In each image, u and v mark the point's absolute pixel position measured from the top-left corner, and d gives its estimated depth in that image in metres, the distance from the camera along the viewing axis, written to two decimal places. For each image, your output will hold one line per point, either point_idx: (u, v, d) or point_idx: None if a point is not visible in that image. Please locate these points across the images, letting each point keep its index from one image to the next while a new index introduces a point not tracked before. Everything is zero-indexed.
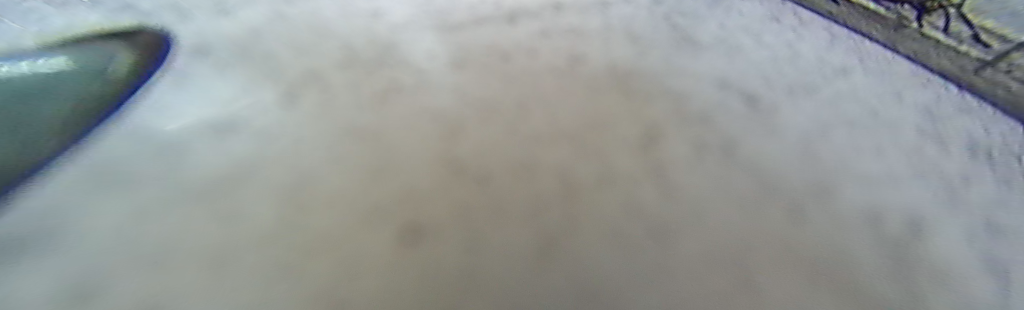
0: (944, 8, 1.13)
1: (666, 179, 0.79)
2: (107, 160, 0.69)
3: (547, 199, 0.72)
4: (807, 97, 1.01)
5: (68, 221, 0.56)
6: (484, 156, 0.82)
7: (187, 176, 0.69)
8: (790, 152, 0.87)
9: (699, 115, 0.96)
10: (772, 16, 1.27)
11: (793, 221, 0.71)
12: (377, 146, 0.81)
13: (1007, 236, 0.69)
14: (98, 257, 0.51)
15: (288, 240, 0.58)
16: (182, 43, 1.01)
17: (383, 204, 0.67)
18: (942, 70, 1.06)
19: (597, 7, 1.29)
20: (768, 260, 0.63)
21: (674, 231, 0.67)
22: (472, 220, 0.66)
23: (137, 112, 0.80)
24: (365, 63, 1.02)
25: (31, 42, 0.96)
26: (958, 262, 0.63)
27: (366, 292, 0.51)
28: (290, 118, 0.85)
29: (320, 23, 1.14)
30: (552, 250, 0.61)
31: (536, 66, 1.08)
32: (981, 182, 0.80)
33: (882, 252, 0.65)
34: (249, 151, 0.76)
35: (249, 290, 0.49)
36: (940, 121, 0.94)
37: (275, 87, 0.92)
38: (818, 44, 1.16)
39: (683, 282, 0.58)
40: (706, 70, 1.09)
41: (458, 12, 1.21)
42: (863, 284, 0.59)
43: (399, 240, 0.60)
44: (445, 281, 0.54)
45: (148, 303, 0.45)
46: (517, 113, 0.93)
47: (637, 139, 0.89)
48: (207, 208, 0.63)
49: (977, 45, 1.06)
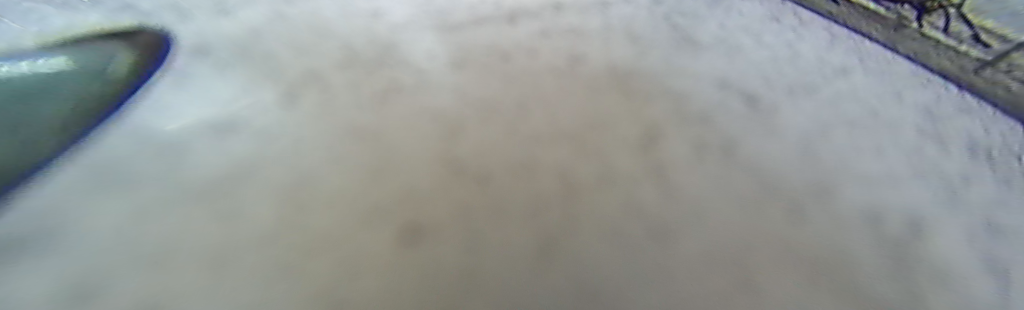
0: (944, 8, 1.14)
1: (665, 179, 0.79)
2: (106, 160, 0.69)
3: (547, 200, 0.72)
4: (807, 97, 1.01)
5: (66, 221, 0.56)
6: (483, 156, 0.82)
7: (187, 176, 0.69)
8: (790, 152, 0.87)
9: (698, 115, 0.96)
10: (772, 16, 1.27)
11: (793, 221, 0.71)
12: (377, 146, 0.81)
13: (1007, 236, 0.69)
14: (97, 257, 0.51)
15: (288, 240, 0.58)
16: (182, 43, 1.01)
17: (383, 204, 0.67)
18: (942, 70, 1.05)
19: (597, 7, 1.29)
20: (768, 261, 0.63)
21: (673, 231, 0.67)
22: (472, 220, 0.66)
23: (136, 112, 0.80)
24: (365, 63, 1.02)
25: (31, 42, 0.96)
26: (958, 262, 0.63)
27: (366, 292, 0.51)
28: (289, 118, 0.85)
29: (320, 23, 1.14)
30: (552, 250, 0.61)
31: (536, 66, 1.08)
32: (982, 183, 0.80)
33: (883, 253, 0.65)
34: (249, 151, 0.76)
35: (249, 289, 0.49)
36: (940, 122, 0.94)
37: (275, 86, 0.92)
38: (818, 44, 1.16)
39: (683, 282, 0.58)
40: (706, 70, 1.09)
41: (458, 12, 1.21)
42: (862, 284, 0.59)
43: (399, 240, 0.60)
44: (444, 281, 0.54)
45: (149, 302, 0.45)
46: (517, 113, 0.93)
47: (637, 139, 0.89)
48: (206, 208, 0.63)
49: (977, 45, 1.07)
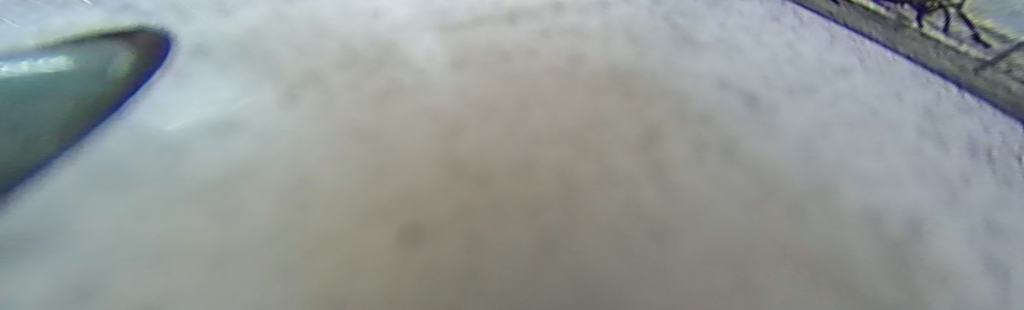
0: (944, 8, 1.12)
1: (665, 179, 0.80)
2: (106, 160, 0.69)
3: (547, 199, 0.72)
4: (807, 97, 1.01)
5: (65, 221, 0.56)
6: (483, 156, 0.82)
7: (187, 176, 0.69)
8: (790, 152, 0.87)
9: (699, 115, 0.96)
10: (773, 16, 1.27)
11: (792, 221, 0.71)
12: (377, 145, 0.81)
13: (1008, 236, 0.70)
14: (97, 259, 0.51)
15: (288, 239, 0.58)
16: (182, 42, 1.01)
17: (383, 203, 0.68)
18: (941, 70, 1.07)
19: (597, 7, 1.28)
20: (768, 260, 0.63)
21: (673, 231, 0.68)
22: (472, 221, 0.66)
23: (137, 112, 0.80)
24: (365, 63, 1.02)
25: (31, 42, 0.96)
26: (957, 262, 0.64)
27: (366, 292, 0.51)
28: (289, 118, 0.84)
29: (320, 23, 1.14)
30: (553, 250, 0.61)
31: (536, 66, 1.08)
32: (981, 182, 0.80)
33: (882, 252, 0.65)
34: (250, 150, 0.76)
35: (249, 289, 0.49)
36: (941, 122, 0.94)
37: (275, 86, 0.92)
38: (818, 44, 1.16)
39: (684, 282, 0.58)
40: (706, 70, 1.09)
41: (458, 12, 1.21)
42: (861, 284, 0.59)
43: (399, 239, 0.60)
44: (445, 281, 0.54)
45: (150, 301, 0.45)
46: (518, 113, 0.94)
47: (637, 139, 0.89)
48: (206, 209, 0.63)
49: (977, 45, 1.06)
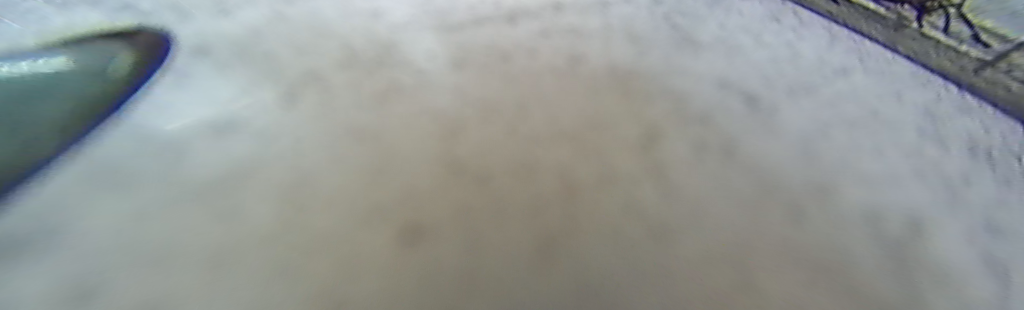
0: (943, 8, 1.14)
1: (665, 179, 0.80)
2: (104, 159, 0.69)
3: (546, 199, 0.72)
4: (808, 97, 1.01)
5: (64, 222, 0.56)
6: (484, 156, 0.82)
7: (187, 175, 0.69)
8: (790, 152, 0.87)
9: (699, 115, 0.96)
10: (773, 15, 1.27)
11: (792, 221, 0.71)
12: (376, 145, 0.81)
13: (1007, 236, 0.70)
14: (96, 259, 0.51)
15: (287, 240, 0.58)
16: (182, 43, 1.01)
17: (383, 203, 0.68)
18: (942, 70, 1.06)
19: (597, 7, 1.28)
20: (767, 259, 0.63)
21: (673, 231, 0.68)
22: (472, 221, 0.66)
23: (136, 113, 0.80)
24: (365, 63, 1.02)
25: (31, 42, 0.95)
26: (958, 262, 0.64)
27: (366, 292, 0.51)
28: (288, 118, 0.84)
29: (320, 22, 1.14)
30: (552, 249, 0.61)
31: (536, 67, 1.08)
32: (981, 182, 0.80)
33: (882, 252, 0.65)
34: (249, 150, 0.76)
35: (250, 289, 0.49)
36: (941, 122, 0.94)
37: (275, 87, 0.92)
38: (819, 44, 1.16)
39: (682, 282, 0.58)
40: (706, 69, 1.09)
41: (458, 12, 1.21)
42: (858, 283, 0.59)
43: (399, 240, 0.60)
44: (445, 280, 0.54)
45: (150, 302, 0.45)
46: (517, 113, 0.94)
47: (637, 139, 0.89)
48: (206, 209, 0.63)
49: (977, 45, 1.08)
